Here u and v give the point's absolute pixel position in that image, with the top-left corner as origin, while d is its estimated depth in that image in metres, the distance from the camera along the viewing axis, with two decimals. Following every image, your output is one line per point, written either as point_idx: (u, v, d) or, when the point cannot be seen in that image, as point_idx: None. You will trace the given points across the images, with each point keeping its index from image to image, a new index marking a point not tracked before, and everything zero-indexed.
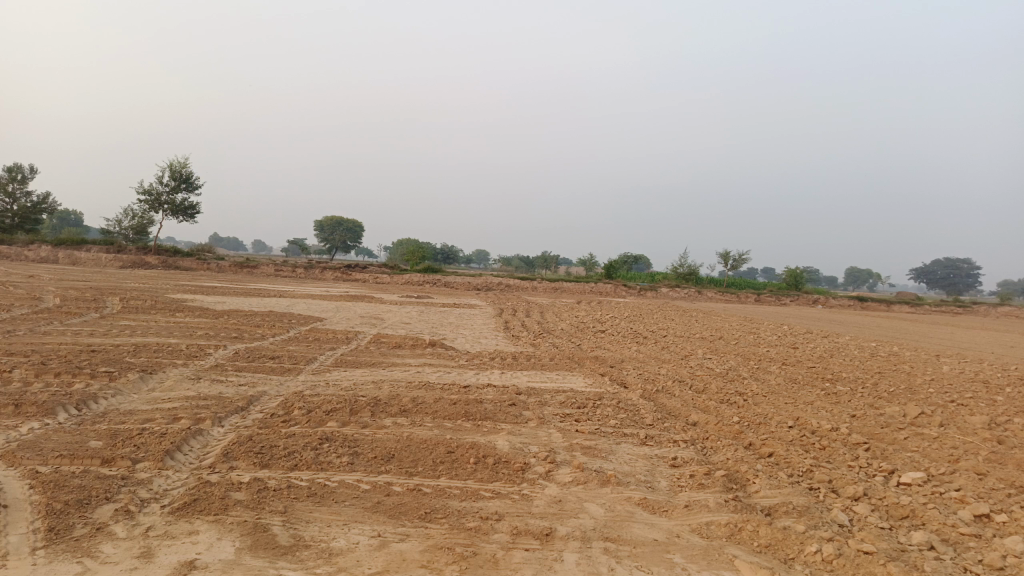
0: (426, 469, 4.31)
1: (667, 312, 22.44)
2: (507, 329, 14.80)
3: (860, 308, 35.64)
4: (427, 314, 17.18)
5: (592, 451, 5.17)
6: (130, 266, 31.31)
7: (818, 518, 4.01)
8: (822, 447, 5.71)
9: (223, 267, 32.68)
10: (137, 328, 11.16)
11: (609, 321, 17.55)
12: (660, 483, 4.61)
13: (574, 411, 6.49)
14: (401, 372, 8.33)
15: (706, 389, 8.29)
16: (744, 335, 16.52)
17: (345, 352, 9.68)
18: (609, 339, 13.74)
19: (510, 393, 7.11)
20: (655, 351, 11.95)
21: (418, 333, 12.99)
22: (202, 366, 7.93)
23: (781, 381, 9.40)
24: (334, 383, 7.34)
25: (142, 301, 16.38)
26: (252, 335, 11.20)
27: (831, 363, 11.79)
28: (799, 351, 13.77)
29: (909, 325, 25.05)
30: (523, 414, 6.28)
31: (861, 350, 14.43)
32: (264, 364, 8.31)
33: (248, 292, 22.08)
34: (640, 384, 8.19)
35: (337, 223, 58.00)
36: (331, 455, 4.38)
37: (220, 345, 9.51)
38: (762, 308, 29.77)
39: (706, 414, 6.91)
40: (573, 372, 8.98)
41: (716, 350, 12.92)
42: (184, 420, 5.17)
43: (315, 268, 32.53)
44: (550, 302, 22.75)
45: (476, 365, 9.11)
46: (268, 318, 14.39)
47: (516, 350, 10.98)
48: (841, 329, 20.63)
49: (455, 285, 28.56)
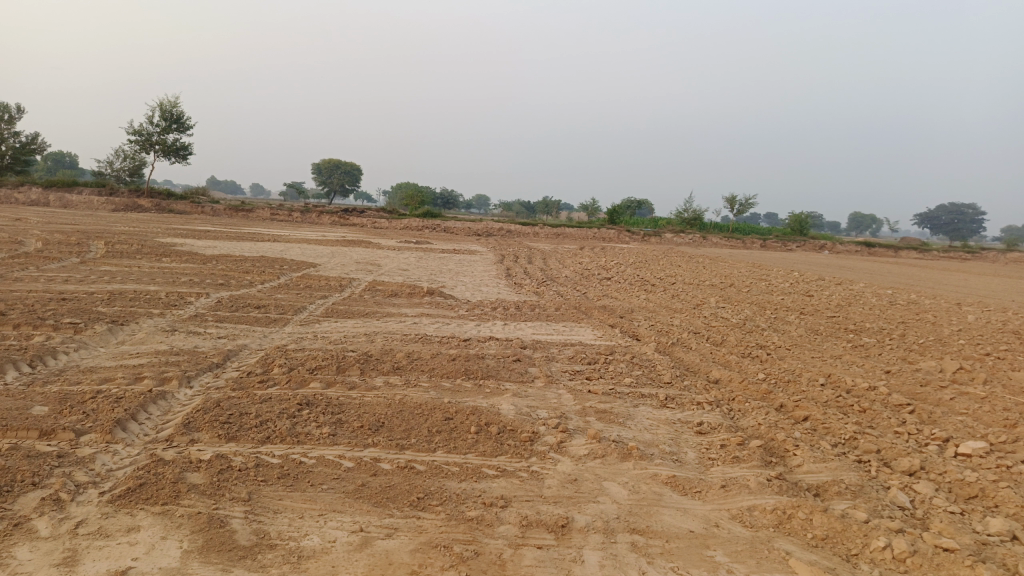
0: (420, 442, 3.73)
1: (673, 258, 21.78)
2: (509, 277, 14.14)
3: (868, 254, 34.93)
4: (426, 260, 16.50)
5: (608, 416, 4.58)
6: (122, 210, 30.48)
7: (876, 503, 3.43)
8: (862, 410, 5.13)
9: (217, 211, 31.85)
10: (117, 274, 10.50)
11: (614, 268, 16.91)
12: (687, 455, 4.04)
13: (585, 369, 5.91)
14: (396, 322, 7.73)
15: (724, 342, 7.69)
16: (755, 282, 15.87)
17: (337, 301, 9.06)
18: (616, 287, 13.09)
19: (514, 348, 6.51)
20: (666, 300, 11.32)
21: (416, 280, 12.34)
22: (180, 316, 7.33)
23: (803, 332, 8.80)
24: (322, 337, 6.73)
25: (129, 246, 15.69)
26: (240, 282, 10.57)
27: (852, 313, 11.16)
28: (815, 298, 13.18)
29: (920, 271, 24.40)
30: (528, 371, 5.69)
31: (879, 298, 13.79)
32: (248, 314, 7.70)
33: (242, 237, 21.34)
34: (653, 337, 7.59)
35: (334, 166, 56.84)
36: (310, 424, 3.80)
37: (202, 293, 8.88)
38: (769, 254, 29.06)
39: (728, 371, 6.32)
40: (581, 323, 8.37)
41: (728, 298, 12.29)
42: (147, 381, 4.58)
43: (311, 212, 31.68)
44: (553, 248, 22.04)
45: (477, 315, 8.53)
46: (259, 263, 13.75)
47: (520, 299, 10.36)
48: (854, 276, 19.93)
49: (455, 230, 27.79)
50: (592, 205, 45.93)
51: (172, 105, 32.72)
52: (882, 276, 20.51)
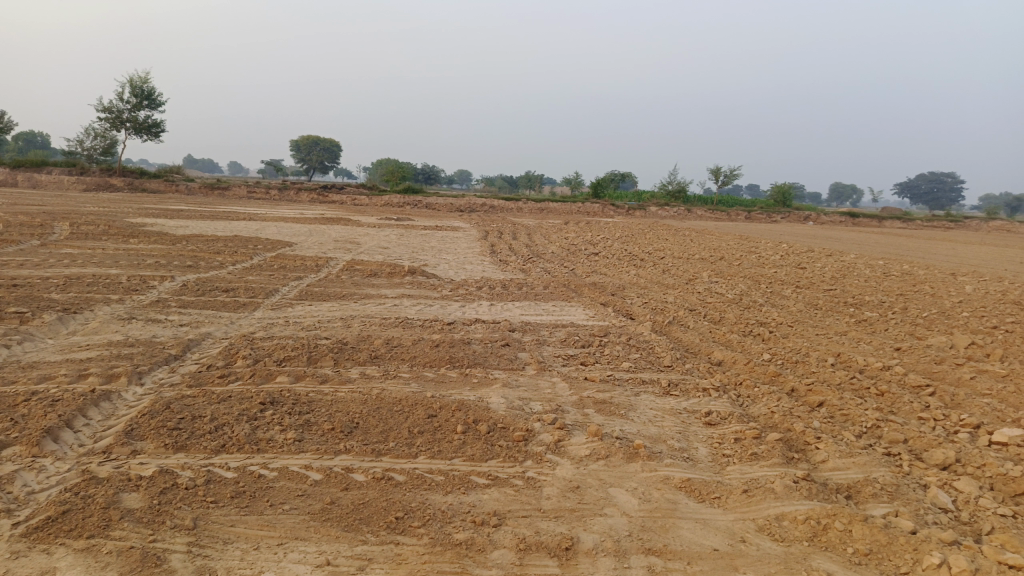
0: (399, 446, 3.27)
1: (660, 231, 21.36)
2: (493, 253, 13.63)
3: (852, 224, 34.76)
4: (407, 238, 15.94)
5: (609, 408, 4.15)
6: (94, 190, 29.52)
7: (918, 505, 3.03)
8: (880, 393, 4.74)
9: (192, 190, 30.97)
10: (79, 257, 9.89)
11: (601, 243, 16.48)
12: (700, 451, 3.62)
13: (579, 352, 5.46)
14: (375, 305, 7.25)
15: (723, 320, 7.28)
16: (745, 255, 15.48)
17: (313, 283, 8.53)
18: (605, 263, 12.62)
19: (501, 331, 6.06)
20: (657, 275, 10.89)
21: (397, 259, 11.81)
22: (141, 302, 6.80)
23: (803, 307, 8.41)
24: (294, 322, 6.22)
25: (97, 227, 15.00)
26: (210, 263, 10.00)
27: (848, 286, 10.80)
28: (809, 270, 12.82)
29: (906, 241, 24.19)
30: (518, 358, 5.23)
31: (872, 270, 13.45)
32: (215, 299, 7.16)
33: (217, 216, 20.63)
34: (648, 315, 7.16)
35: (312, 142, 55.58)
36: (273, 428, 3.32)
37: (168, 276, 8.32)
38: (754, 226, 28.75)
39: (731, 352, 5.91)
40: (571, 302, 7.92)
41: (720, 272, 11.87)
42: (93, 378, 4.07)
43: (290, 189, 30.87)
44: (538, 223, 21.56)
45: (461, 295, 8.06)
46: (232, 242, 13.16)
47: (506, 278, 9.87)
48: (843, 246, 19.62)
49: (437, 206, 27.17)
50: (575, 178, 45.29)
51: (142, 81, 31.63)
52: (870, 247, 20.22)
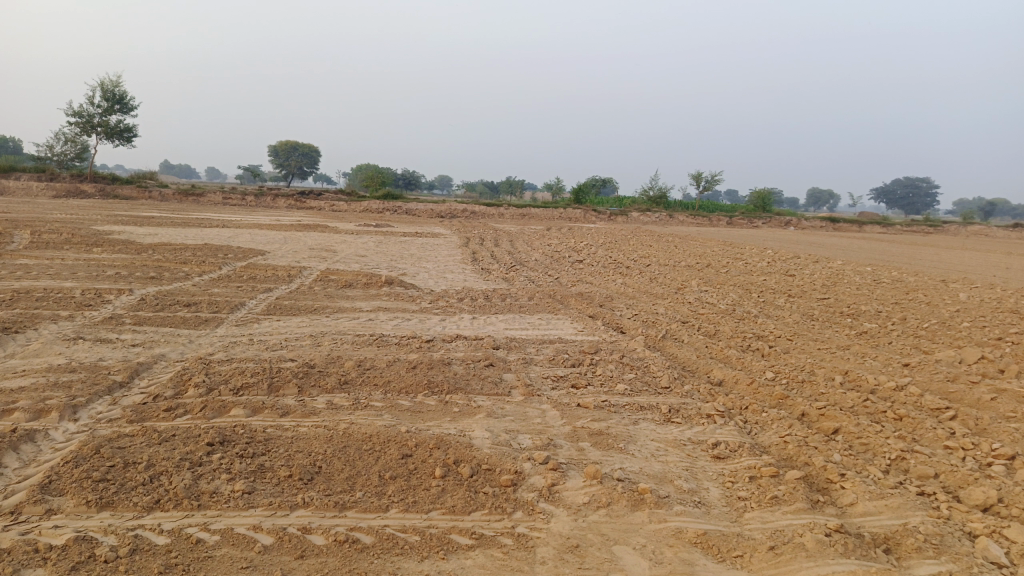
0: (367, 496, 2.81)
1: (643, 237, 21.01)
2: (475, 262, 13.16)
3: (833, 229, 34.69)
4: (386, 245, 15.44)
5: (607, 441, 3.70)
6: (63, 196, 28.66)
7: (970, 562, 2.62)
8: (899, 418, 4.34)
9: (166, 196, 30.19)
10: (34, 268, 9.29)
11: (585, 250, 16.08)
12: (712, 494, 3.18)
13: (570, 373, 5.02)
14: (348, 320, 6.75)
15: (718, 334, 6.87)
16: (732, 262, 15.14)
17: (283, 295, 8.01)
18: (590, 271, 12.20)
19: (484, 349, 5.60)
20: (645, 285, 10.48)
21: (374, 268, 11.30)
22: (92, 319, 6.24)
23: (799, 318, 8.03)
24: (259, 341, 5.71)
25: (59, 235, 14.32)
26: (175, 274, 9.44)
27: (841, 294, 10.45)
28: (798, 278, 12.48)
29: (888, 246, 24.07)
30: (503, 381, 4.77)
31: (862, 277, 13.14)
32: (174, 314, 6.63)
33: (189, 223, 19.98)
34: (639, 330, 6.73)
35: (290, 148, 54.74)
36: (220, 476, 2.84)
37: (126, 289, 7.76)
38: (737, 231, 28.53)
39: (732, 370, 5.49)
40: (557, 315, 7.47)
41: (709, 281, 11.49)
42: (18, 414, 3.55)
43: (266, 195, 30.20)
44: (519, 230, 21.13)
45: (441, 308, 7.59)
46: (201, 252, 12.57)
47: (489, 288, 9.41)
48: (828, 252, 19.37)
49: (417, 213, 26.66)
50: (556, 184, 44.91)
51: (113, 85, 30.84)
52: (855, 252, 19.99)
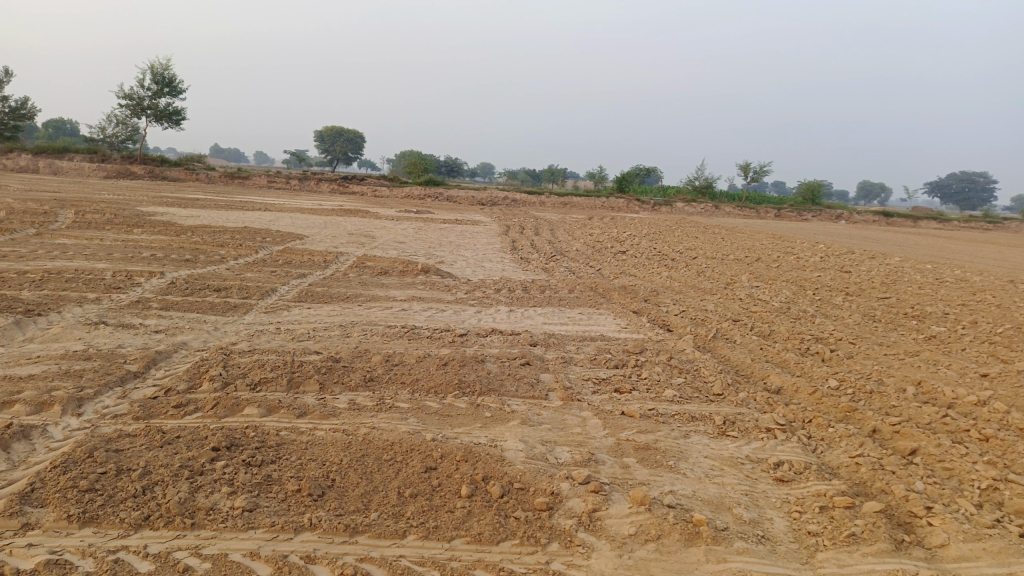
0: (382, 519, 2.47)
1: (689, 228, 20.37)
2: (514, 251, 12.79)
3: (887, 224, 33.40)
4: (425, 232, 15.16)
5: (655, 456, 3.32)
6: (114, 177, 29.14)
7: None
8: (986, 438, 3.85)
9: (211, 178, 30.48)
10: (71, 248, 9.22)
11: (628, 240, 15.58)
12: (777, 526, 2.78)
13: (612, 376, 4.63)
14: (380, 310, 6.45)
15: (773, 335, 6.38)
16: (782, 256, 14.48)
17: (316, 282, 7.76)
18: (634, 263, 11.72)
19: (521, 346, 5.23)
20: (692, 279, 9.98)
21: (411, 255, 11.04)
22: (118, 303, 6.06)
23: (859, 319, 7.47)
24: (285, 330, 5.44)
25: (102, 215, 14.37)
26: (210, 257, 9.28)
27: (903, 294, 9.80)
28: (855, 274, 11.82)
29: (948, 243, 22.94)
30: (540, 383, 4.40)
31: (924, 275, 12.41)
32: (202, 299, 6.41)
33: (232, 206, 20.00)
34: (688, 328, 6.29)
35: (335, 132, 54.99)
36: (220, 490, 2.54)
37: (157, 272, 7.58)
38: (785, 224, 27.61)
39: (791, 378, 5.02)
40: (599, 309, 7.06)
41: (760, 276, 10.91)
42: (19, 407, 3.31)
43: (309, 180, 30.26)
44: (561, 218, 20.66)
45: (478, 299, 7.25)
46: (239, 234, 12.46)
47: (528, 279, 9.04)
48: (885, 248, 18.48)
49: (458, 199, 26.40)
50: (599, 173, 44.13)
51: (163, 68, 31.21)
52: (912, 248, 19.04)
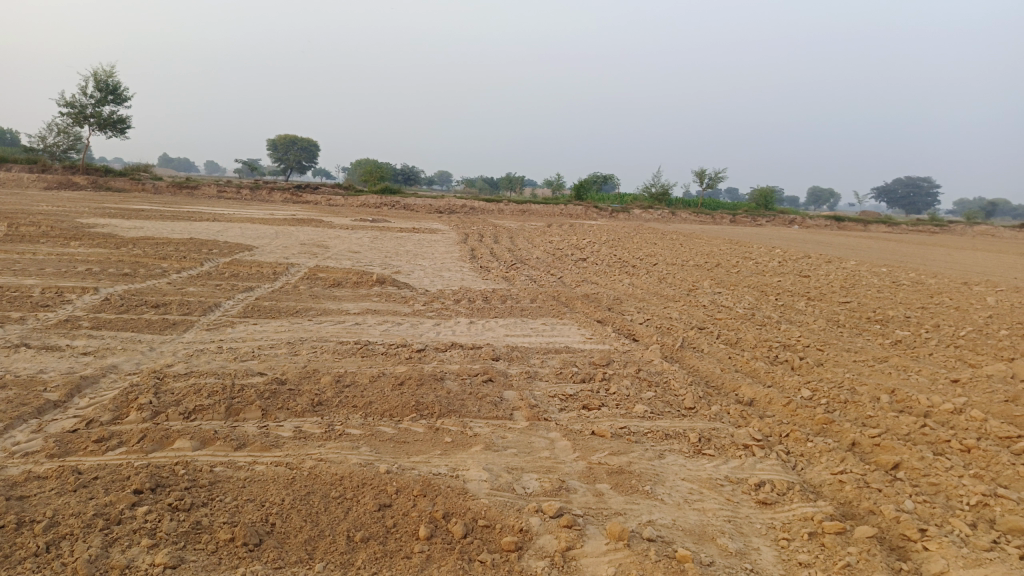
0: (328, 571, 2.17)
1: (647, 235, 20.32)
2: (473, 260, 12.52)
3: (839, 228, 34.05)
4: (381, 241, 14.78)
5: (630, 481, 3.07)
6: (55, 188, 27.98)
7: None
8: (967, 449, 3.71)
9: (159, 188, 29.51)
10: (0, 263, 8.62)
11: (588, 247, 15.44)
12: (765, 558, 2.55)
13: (580, 391, 4.38)
14: (332, 324, 6.10)
15: (740, 343, 6.22)
16: (741, 261, 14.49)
17: (264, 296, 7.36)
18: (596, 270, 11.55)
19: (482, 361, 4.95)
20: (654, 286, 9.83)
21: (367, 266, 10.66)
22: (45, 322, 5.59)
23: (824, 325, 7.38)
24: (228, 349, 5.06)
25: (38, 227, 13.64)
26: (152, 271, 8.78)
27: (862, 298, 9.81)
28: (814, 279, 11.82)
29: (898, 246, 23.40)
30: (503, 401, 4.12)
31: (880, 278, 12.50)
32: (139, 317, 5.98)
33: (180, 217, 19.27)
34: (654, 338, 6.08)
35: (289, 142, 53.98)
36: (139, 543, 2.20)
37: (92, 288, 7.09)
38: (741, 230, 27.91)
39: (763, 388, 4.84)
40: (562, 320, 6.82)
41: (722, 282, 10.83)
42: None
43: (262, 189, 29.52)
44: (520, 226, 20.45)
45: (436, 311, 6.95)
46: (185, 246, 11.91)
47: (488, 289, 8.76)
48: (839, 252, 18.72)
49: (415, 208, 26.02)
50: (557, 180, 44.18)
51: (106, 75, 30.18)
52: (865, 252, 19.33)
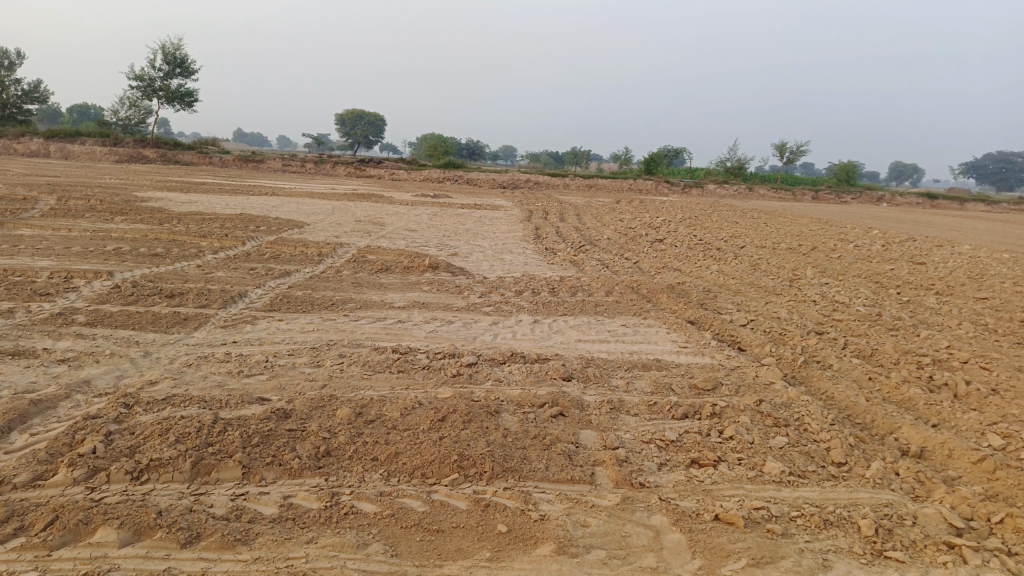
0: None
1: (726, 213, 18.73)
2: (539, 239, 11.40)
3: (932, 206, 31.39)
4: (440, 218, 13.76)
5: None
6: (125, 161, 28.02)
7: None
8: None
9: (225, 162, 29.30)
10: (28, 241, 7.92)
11: (664, 227, 14.11)
12: None
13: (686, 437, 3.21)
14: (370, 322, 5.07)
15: (877, 358, 4.90)
16: (839, 244, 12.90)
17: (299, 283, 6.40)
18: (676, 254, 10.25)
19: (551, 382, 3.83)
20: (748, 274, 8.50)
21: (422, 247, 9.64)
22: (34, 316, 4.73)
23: (973, 331, 5.93)
24: (236, 358, 4.08)
25: (87, 201, 13.09)
26: (185, 251, 7.96)
27: (1001, 292, 8.21)
28: (931, 267, 10.23)
29: (1005, 226, 21.11)
30: (581, 450, 2.98)
31: (1008, 267, 10.78)
32: (147, 310, 5.07)
33: (239, 191, 18.72)
34: (766, 350, 4.83)
35: (357, 116, 53.77)
36: None
37: (110, 271, 6.26)
38: (827, 208, 25.81)
39: (933, 431, 3.56)
40: (646, 319, 5.63)
41: (824, 269, 9.40)
42: None
43: (325, 163, 28.98)
44: (588, 203, 19.20)
45: (496, 306, 5.86)
46: (232, 222, 11.13)
47: (557, 276, 7.62)
48: (945, 234, 16.77)
49: (479, 183, 25.02)
50: (625, 155, 42.29)
51: (175, 48, 30.02)
52: (975, 234, 17.25)
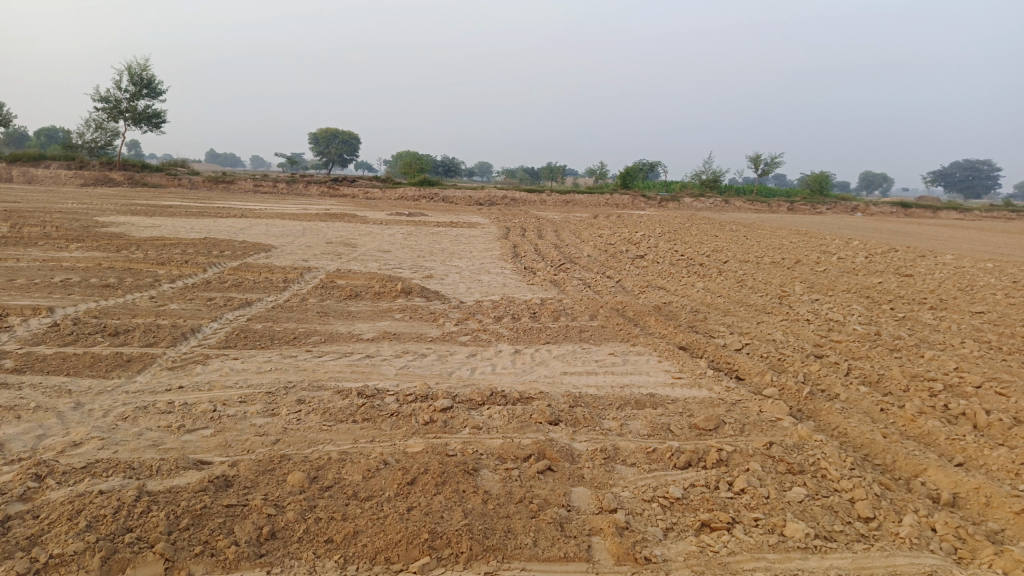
0: None
1: (705, 226, 18.48)
2: (517, 258, 10.99)
3: (906, 215, 31.55)
4: (415, 238, 13.32)
5: None
6: (90, 184, 27.25)
7: None
8: None
9: (195, 183, 28.61)
10: None
11: (645, 242, 13.78)
12: None
13: (693, 492, 2.81)
14: (335, 359, 4.62)
15: (885, 385, 4.53)
16: (823, 256, 12.64)
17: (260, 314, 5.91)
18: (659, 271, 9.90)
19: (536, 428, 3.41)
20: (735, 292, 8.15)
21: (394, 269, 9.19)
22: None
23: (979, 350, 5.61)
24: (180, 407, 3.61)
25: (43, 228, 12.49)
26: (141, 280, 7.44)
27: (996, 305, 7.94)
28: (919, 279, 9.97)
29: (980, 234, 21.13)
30: (574, 515, 2.57)
31: (996, 277, 10.55)
32: (85, 351, 4.57)
33: (207, 214, 18.11)
34: (768, 379, 4.45)
35: (331, 134, 53.26)
36: None
37: (52, 306, 5.73)
38: (804, 218, 25.75)
39: (962, 472, 3.19)
40: (635, 346, 5.23)
41: (811, 284, 9.10)
42: None
43: (298, 183, 28.42)
44: (566, 218, 18.88)
45: (473, 335, 5.43)
46: (196, 247, 10.60)
47: (537, 299, 7.21)
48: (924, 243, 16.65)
49: (454, 200, 24.62)
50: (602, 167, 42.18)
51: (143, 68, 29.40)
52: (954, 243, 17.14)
